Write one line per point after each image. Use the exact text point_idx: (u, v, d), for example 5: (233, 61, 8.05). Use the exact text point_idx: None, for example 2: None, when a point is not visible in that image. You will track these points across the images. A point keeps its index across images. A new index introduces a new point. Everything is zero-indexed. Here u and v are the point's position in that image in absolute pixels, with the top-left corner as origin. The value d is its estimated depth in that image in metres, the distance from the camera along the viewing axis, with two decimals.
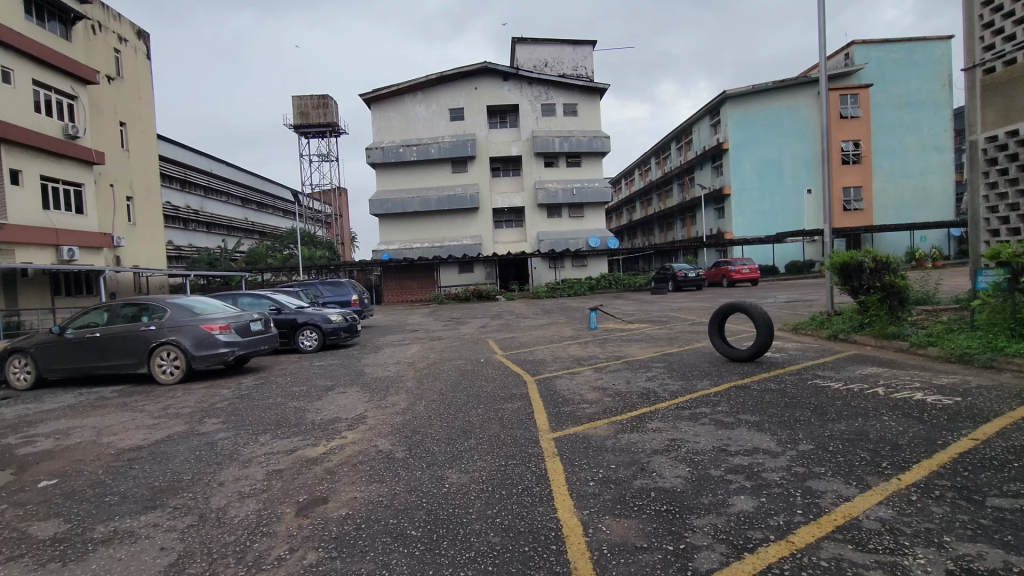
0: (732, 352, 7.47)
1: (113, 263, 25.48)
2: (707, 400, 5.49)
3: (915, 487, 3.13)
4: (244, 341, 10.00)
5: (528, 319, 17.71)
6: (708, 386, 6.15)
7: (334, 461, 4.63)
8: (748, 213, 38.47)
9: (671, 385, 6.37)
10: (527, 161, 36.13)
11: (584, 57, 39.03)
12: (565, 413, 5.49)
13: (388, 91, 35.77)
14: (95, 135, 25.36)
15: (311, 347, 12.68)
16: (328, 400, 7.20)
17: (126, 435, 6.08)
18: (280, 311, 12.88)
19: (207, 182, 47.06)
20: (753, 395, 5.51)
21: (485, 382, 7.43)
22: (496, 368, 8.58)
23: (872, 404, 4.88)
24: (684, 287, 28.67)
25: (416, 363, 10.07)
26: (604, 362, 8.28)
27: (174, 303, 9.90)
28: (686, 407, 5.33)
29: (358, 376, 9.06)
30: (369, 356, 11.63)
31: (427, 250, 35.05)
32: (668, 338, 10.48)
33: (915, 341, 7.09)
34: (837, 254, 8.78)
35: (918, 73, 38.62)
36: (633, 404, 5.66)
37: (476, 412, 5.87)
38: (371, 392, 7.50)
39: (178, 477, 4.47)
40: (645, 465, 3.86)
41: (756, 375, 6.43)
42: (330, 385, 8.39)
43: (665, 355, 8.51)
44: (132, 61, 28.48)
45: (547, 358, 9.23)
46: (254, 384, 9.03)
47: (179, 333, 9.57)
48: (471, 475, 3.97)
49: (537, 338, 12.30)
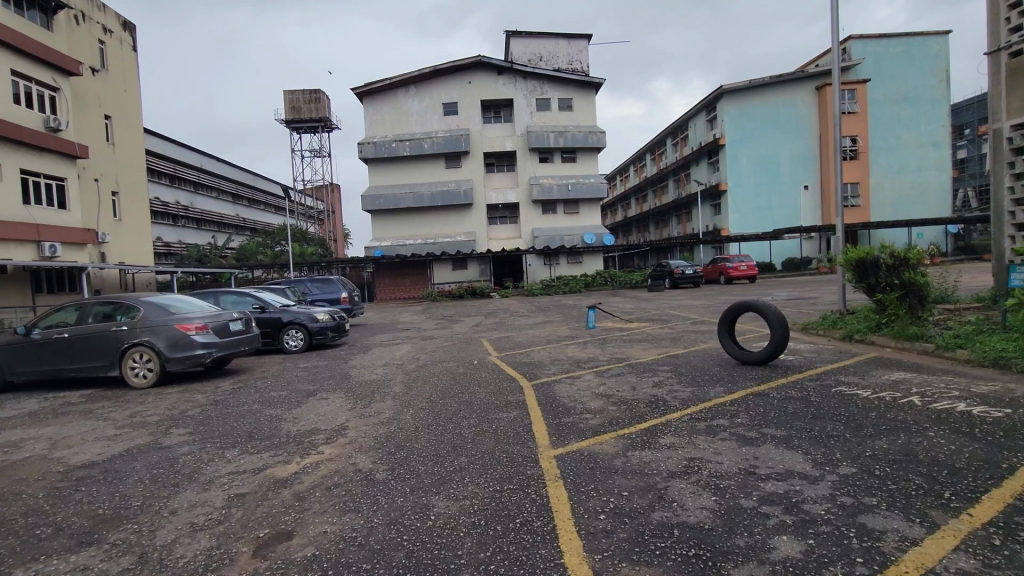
0: (743, 355, 6.95)
1: (97, 259, 24.78)
2: (722, 411, 4.97)
3: (994, 527, 2.63)
4: (224, 343, 9.41)
5: (523, 317, 17.17)
6: (723, 393, 5.61)
7: (306, 483, 4.09)
8: (745, 209, 38.04)
9: (681, 392, 5.82)
10: (521, 156, 35.57)
11: (579, 52, 38.46)
12: (565, 425, 4.95)
13: (381, 84, 35.09)
14: (78, 129, 24.61)
15: (297, 347, 12.09)
16: (308, 407, 6.64)
17: (82, 448, 5.49)
18: (264, 310, 12.28)
19: (197, 178, 46.29)
20: (773, 405, 5.00)
21: (478, 388, 6.86)
22: (490, 371, 8.03)
23: (911, 416, 4.35)
24: (681, 283, 28.20)
25: (406, 365, 9.48)
26: (607, 365, 7.72)
27: (148, 301, 9.31)
28: (700, 419, 4.80)
29: (343, 380, 8.47)
30: (356, 357, 11.06)
31: (420, 247, 34.47)
32: (671, 338, 9.93)
33: (941, 343, 6.59)
34: (852, 249, 8.27)
35: (917, 68, 38.20)
36: (642, 415, 5.12)
37: (468, 423, 5.31)
38: (355, 399, 6.92)
39: (126, 504, 3.90)
40: (663, 493, 3.33)
41: (772, 381, 5.92)
42: (311, 390, 7.81)
43: (670, 357, 7.97)
44: (118, 53, 27.71)
45: (544, 360, 8.66)
46: (231, 388, 8.44)
47: (153, 334, 8.96)
48: (460, 504, 3.43)
49: (533, 338, 11.74)
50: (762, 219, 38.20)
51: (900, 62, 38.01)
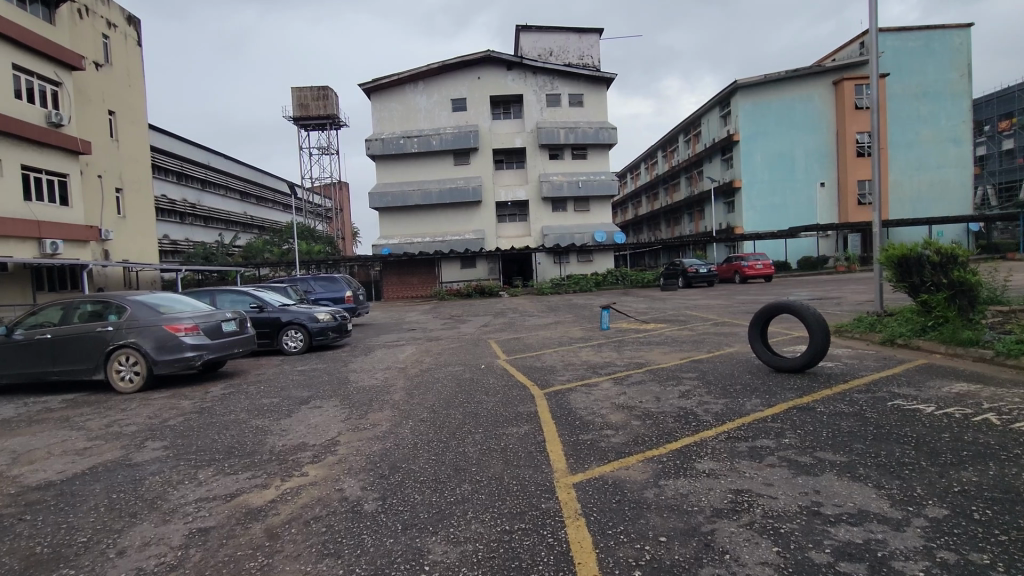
0: (777, 362, 6.31)
1: (100, 256, 24.42)
2: (763, 428, 4.34)
3: None
4: (216, 345, 8.84)
5: (532, 317, 16.58)
6: (761, 406, 4.96)
7: (284, 515, 3.49)
8: (759, 207, 37.22)
9: (714, 405, 5.17)
10: (531, 153, 34.95)
11: (590, 46, 37.68)
12: (584, 443, 4.33)
13: (389, 80, 34.58)
14: (81, 125, 24.21)
15: (295, 348, 11.53)
16: (298, 417, 6.03)
17: (44, 465, 4.93)
18: (262, 310, 11.71)
19: (204, 176, 46.00)
20: (821, 422, 4.37)
21: (484, 396, 6.23)
22: (498, 377, 7.42)
23: (995, 439, 3.68)
24: (695, 282, 27.53)
25: (409, 368, 8.90)
26: (627, 372, 7.08)
27: (137, 300, 8.78)
28: (740, 438, 4.15)
29: (340, 385, 7.90)
30: (357, 359, 10.47)
31: (428, 244, 33.87)
32: (693, 341, 9.28)
33: (1001, 349, 5.92)
34: (893, 246, 7.66)
35: (937, 62, 37.17)
36: (672, 432, 4.48)
37: (472, 440, 4.68)
38: (352, 408, 6.33)
39: (69, 540, 3.31)
40: (711, 541, 2.70)
41: (816, 393, 5.25)
42: (304, 397, 7.20)
43: (694, 363, 7.33)
44: (123, 48, 27.32)
45: (557, 365, 8.02)
46: (222, 393, 7.87)
47: (139, 335, 8.43)
48: (461, 551, 2.81)
49: (543, 340, 11.11)
50: (776, 217, 37.33)
51: (919, 55, 37.02)
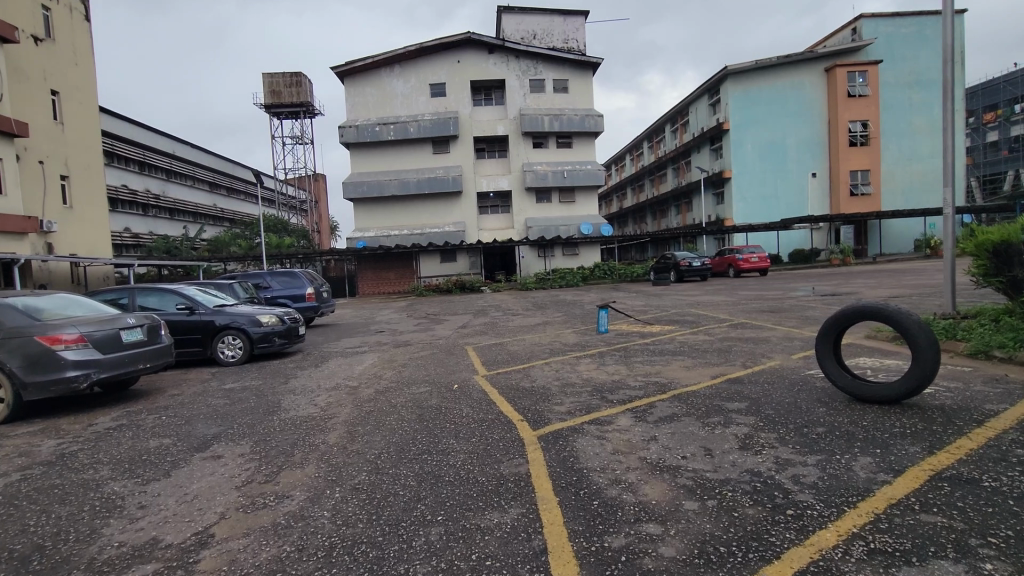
0: (861, 389, 4.57)
1: (42, 250, 22.02)
2: (921, 534, 2.54)
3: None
4: (110, 361, 6.78)
5: (516, 316, 14.70)
6: (884, 476, 3.15)
7: None
8: (750, 199, 35.63)
9: (806, 469, 3.33)
10: (514, 141, 32.98)
11: (576, 29, 35.83)
12: (616, 564, 2.48)
13: (363, 63, 32.38)
14: (17, 104, 21.65)
15: (234, 359, 9.59)
16: (176, 480, 4.09)
17: None
18: (193, 312, 9.68)
19: (170, 165, 43.44)
20: (1014, 516, 2.60)
21: (454, 443, 4.36)
22: (474, 405, 5.53)
23: None
24: (687, 276, 25.98)
25: (363, 388, 6.99)
26: (648, 399, 5.26)
27: (6, 302, 6.72)
28: (895, 559, 2.36)
29: (268, 415, 5.95)
30: (303, 372, 8.55)
31: (405, 237, 31.87)
32: (719, 351, 7.46)
33: None
34: (989, 231, 6.06)
35: (930, 49, 35.78)
36: (765, 536, 2.63)
37: (424, 543, 2.83)
38: (266, 460, 4.40)
39: None
40: None
41: (955, 448, 3.46)
42: (210, 436, 5.25)
43: (734, 387, 5.48)
44: (68, 22, 24.75)
45: (551, 386, 6.14)
46: (107, 428, 5.87)
47: (3, 350, 6.41)
48: None
49: (531, 347, 9.27)
50: (768, 209, 35.75)
51: (912, 42, 35.65)
